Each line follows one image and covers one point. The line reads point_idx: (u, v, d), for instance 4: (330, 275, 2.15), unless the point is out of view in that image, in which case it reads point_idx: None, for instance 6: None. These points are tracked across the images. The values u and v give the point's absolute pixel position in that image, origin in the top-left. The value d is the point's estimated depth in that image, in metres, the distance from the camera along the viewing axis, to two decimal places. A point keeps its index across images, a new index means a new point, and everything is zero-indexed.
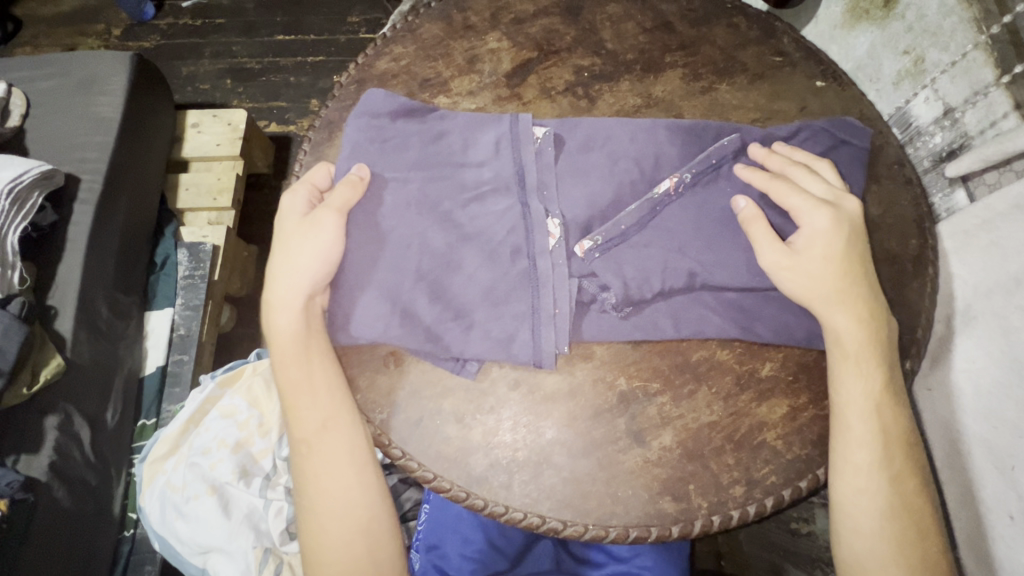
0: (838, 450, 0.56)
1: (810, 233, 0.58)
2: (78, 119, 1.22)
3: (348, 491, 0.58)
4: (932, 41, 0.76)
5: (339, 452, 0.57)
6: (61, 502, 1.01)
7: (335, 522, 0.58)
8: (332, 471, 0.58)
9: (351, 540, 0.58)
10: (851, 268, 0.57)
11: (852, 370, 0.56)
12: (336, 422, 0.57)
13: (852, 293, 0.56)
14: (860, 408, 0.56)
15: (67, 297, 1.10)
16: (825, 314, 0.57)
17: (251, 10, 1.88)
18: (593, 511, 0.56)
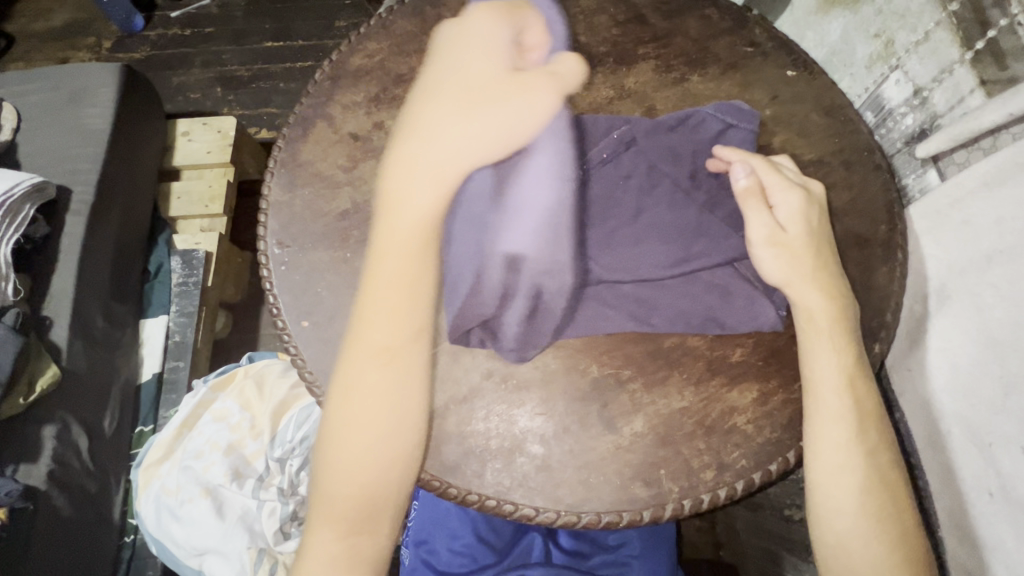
0: (814, 430, 0.56)
1: (790, 212, 0.59)
2: (68, 132, 1.24)
3: (380, 422, 0.54)
4: (900, 23, 0.77)
5: (387, 375, 0.55)
6: (60, 509, 1.02)
7: (371, 437, 0.54)
8: (374, 394, 0.54)
9: (386, 460, 0.54)
10: (821, 250, 0.59)
11: (828, 347, 0.57)
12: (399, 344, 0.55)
13: (820, 275, 0.58)
14: (834, 386, 0.56)
15: (61, 307, 1.11)
16: (805, 294, 0.57)
17: (240, 18, 1.89)
18: (566, 498, 0.56)
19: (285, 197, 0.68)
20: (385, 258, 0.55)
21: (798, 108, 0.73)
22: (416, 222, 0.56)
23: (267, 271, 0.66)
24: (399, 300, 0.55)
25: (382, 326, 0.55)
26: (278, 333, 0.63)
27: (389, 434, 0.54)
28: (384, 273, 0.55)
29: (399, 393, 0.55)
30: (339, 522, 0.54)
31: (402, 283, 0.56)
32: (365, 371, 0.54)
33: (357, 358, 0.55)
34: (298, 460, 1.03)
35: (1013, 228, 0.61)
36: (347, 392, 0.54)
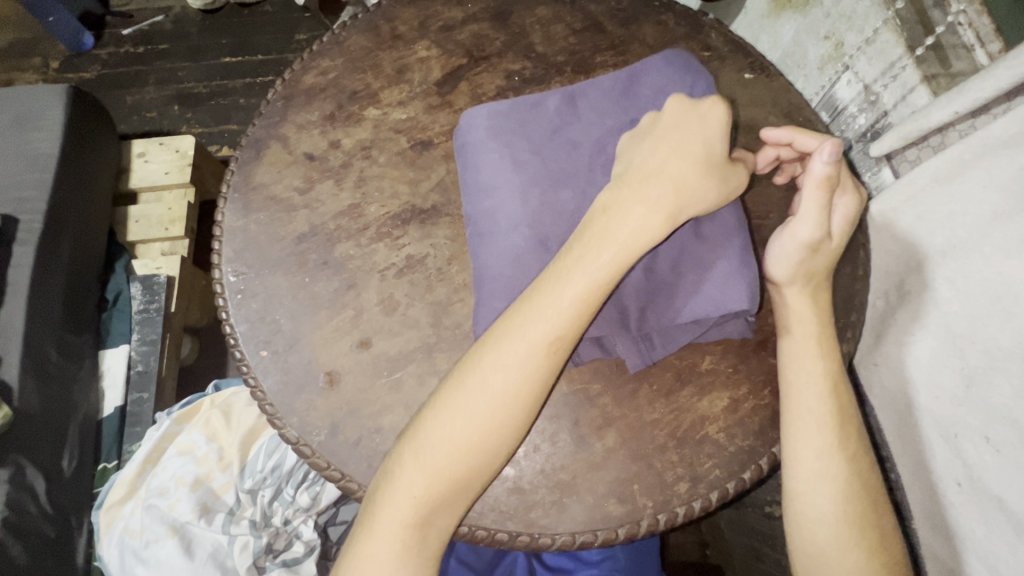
0: (793, 438, 0.56)
1: (842, 217, 0.58)
2: (12, 158, 1.18)
3: (512, 415, 0.52)
4: (848, 24, 0.79)
5: (542, 372, 0.52)
6: (16, 559, 0.96)
7: (494, 424, 0.52)
8: (517, 384, 0.52)
9: (497, 451, 0.52)
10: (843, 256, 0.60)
11: (807, 354, 0.57)
12: (566, 344, 0.53)
13: (818, 284, 0.59)
14: (810, 392, 0.56)
15: (10, 343, 1.05)
16: (800, 301, 0.58)
17: (195, 34, 1.84)
18: (539, 520, 0.55)
19: (239, 223, 0.66)
20: (586, 256, 0.53)
21: (757, 112, 0.74)
22: (637, 243, 0.53)
23: (222, 301, 0.63)
24: (583, 302, 0.52)
25: (552, 317, 0.52)
26: (236, 364, 0.61)
27: (510, 427, 0.52)
28: (584, 273, 0.53)
29: (540, 397, 0.53)
30: (424, 499, 0.51)
31: (593, 287, 0.53)
32: (513, 354, 0.52)
33: (529, 332, 0.52)
34: (271, 490, 1.00)
35: (964, 223, 0.62)
36: (500, 371, 0.52)
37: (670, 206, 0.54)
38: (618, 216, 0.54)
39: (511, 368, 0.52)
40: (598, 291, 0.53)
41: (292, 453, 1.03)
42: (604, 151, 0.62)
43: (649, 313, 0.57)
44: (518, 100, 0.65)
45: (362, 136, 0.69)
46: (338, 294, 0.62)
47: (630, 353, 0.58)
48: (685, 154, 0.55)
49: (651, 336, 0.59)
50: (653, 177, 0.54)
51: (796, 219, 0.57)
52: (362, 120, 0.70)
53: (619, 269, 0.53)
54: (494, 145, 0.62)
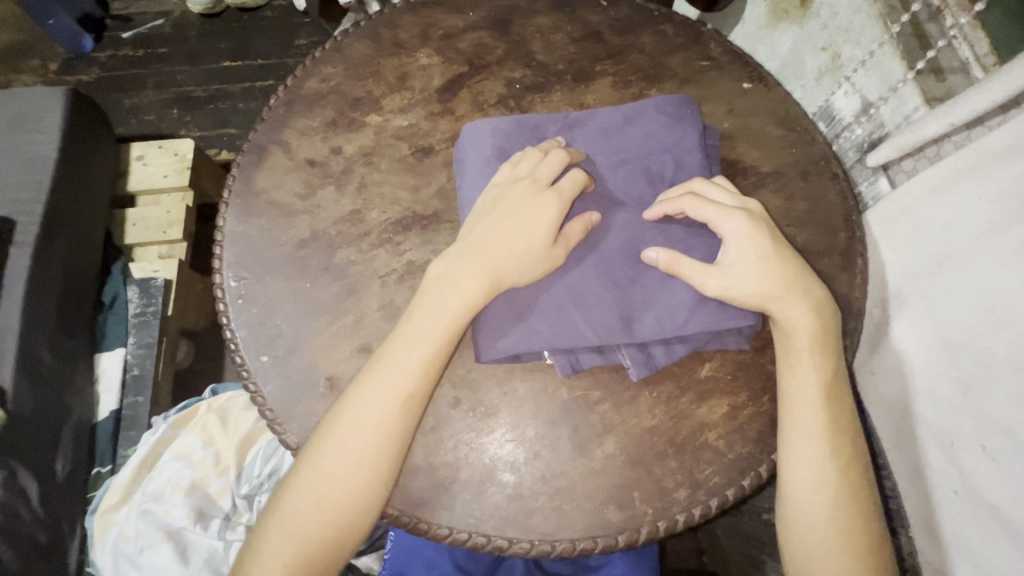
0: (790, 446, 0.56)
1: (736, 241, 0.58)
2: (8, 160, 1.18)
3: (369, 473, 0.53)
4: (845, 36, 0.80)
5: (394, 429, 0.54)
6: (6, 564, 0.95)
7: (340, 484, 0.53)
8: (375, 446, 0.53)
9: (353, 509, 0.53)
10: (795, 267, 0.58)
11: (807, 362, 0.57)
12: (417, 404, 0.55)
13: (802, 292, 0.57)
14: (808, 400, 0.56)
15: (5, 346, 1.05)
16: (794, 308, 0.57)
17: (195, 38, 1.85)
18: (539, 526, 0.55)
19: (240, 228, 0.66)
20: (415, 323, 0.56)
21: (755, 120, 0.75)
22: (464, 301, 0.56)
23: (223, 306, 0.63)
24: (420, 363, 0.55)
25: (393, 382, 0.54)
26: (236, 369, 0.61)
27: (362, 485, 0.53)
28: (412, 332, 0.56)
29: (398, 456, 0.54)
30: (297, 561, 0.53)
31: (427, 349, 0.55)
32: (348, 419, 0.54)
33: (362, 400, 0.54)
34: (268, 495, 1.00)
35: (960, 233, 0.63)
36: (345, 436, 0.54)
37: (482, 274, 0.57)
38: (439, 293, 0.57)
39: (344, 434, 0.54)
40: (439, 355, 0.56)
41: (289, 458, 1.02)
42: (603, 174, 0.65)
43: (643, 321, 0.58)
44: (518, 120, 0.66)
45: (364, 143, 0.69)
46: (339, 300, 0.63)
47: (632, 361, 0.58)
48: (502, 225, 0.58)
49: (651, 347, 0.59)
50: (475, 254, 0.57)
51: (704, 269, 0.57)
52: (364, 127, 0.70)
53: (452, 330, 0.56)
54: (496, 164, 0.64)
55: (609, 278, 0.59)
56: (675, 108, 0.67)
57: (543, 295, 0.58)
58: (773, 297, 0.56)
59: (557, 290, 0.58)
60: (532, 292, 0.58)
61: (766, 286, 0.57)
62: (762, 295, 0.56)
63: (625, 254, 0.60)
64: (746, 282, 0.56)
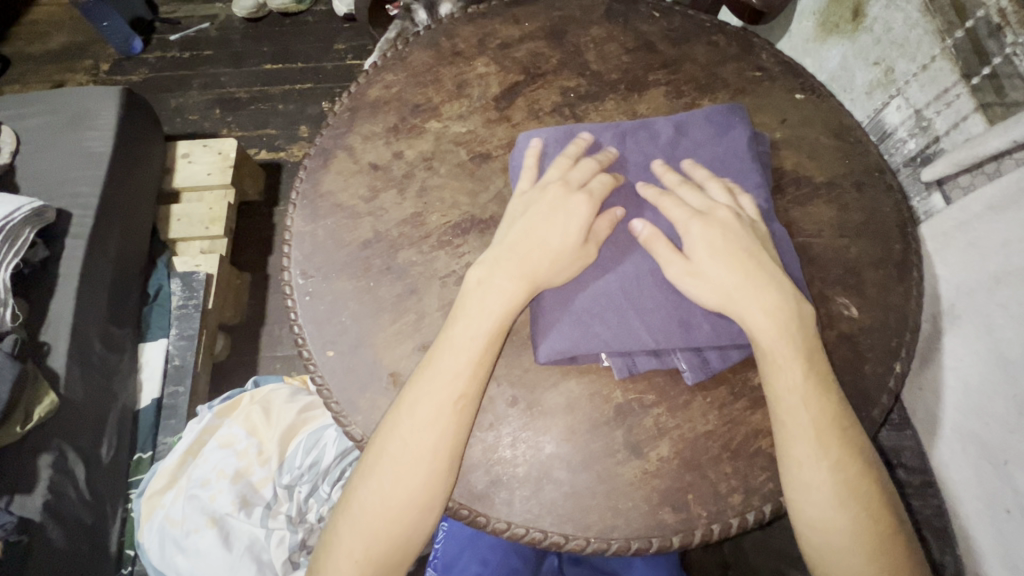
0: (795, 486, 0.54)
1: (705, 251, 0.58)
2: (67, 155, 1.24)
3: (434, 473, 0.55)
4: (899, 51, 0.80)
5: (451, 429, 0.55)
6: (56, 542, 0.99)
7: (406, 482, 0.55)
8: (434, 446, 0.55)
9: (420, 505, 0.55)
10: (749, 270, 0.57)
11: (794, 382, 0.55)
12: (469, 405, 0.56)
13: (756, 293, 0.57)
14: (799, 435, 0.54)
15: (59, 333, 1.09)
16: (741, 304, 0.57)
17: (239, 41, 1.91)
18: (595, 525, 0.56)
19: (307, 228, 0.69)
20: (464, 327, 0.58)
21: (807, 131, 0.75)
22: (498, 310, 0.58)
23: (291, 302, 0.66)
24: (469, 364, 0.57)
25: (445, 386, 0.56)
26: (302, 362, 0.63)
27: (428, 481, 0.55)
28: (463, 335, 0.57)
29: (459, 453, 0.56)
30: (366, 553, 0.55)
31: (475, 350, 0.57)
32: (410, 419, 0.56)
33: (420, 400, 0.56)
34: (307, 486, 1.02)
35: (1019, 250, 0.63)
36: (409, 436, 0.55)
37: (519, 276, 0.58)
38: (481, 298, 0.58)
39: (403, 433, 0.56)
40: (488, 355, 0.57)
41: (329, 450, 1.04)
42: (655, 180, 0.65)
43: (699, 328, 0.59)
44: (571, 128, 0.67)
45: (424, 148, 0.72)
46: (401, 299, 0.65)
47: (687, 365, 0.59)
48: (533, 228, 0.60)
49: (706, 351, 0.60)
50: (514, 258, 0.59)
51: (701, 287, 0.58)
52: (424, 132, 0.73)
53: (492, 338, 0.58)
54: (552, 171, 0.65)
55: (664, 286, 0.60)
56: (725, 117, 0.68)
57: (601, 300, 0.60)
58: (736, 301, 0.57)
59: (613, 295, 0.60)
60: (596, 301, 0.60)
61: (738, 292, 0.57)
62: (726, 298, 0.57)
63: (640, 254, 0.61)
64: (710, 286, 0.57)
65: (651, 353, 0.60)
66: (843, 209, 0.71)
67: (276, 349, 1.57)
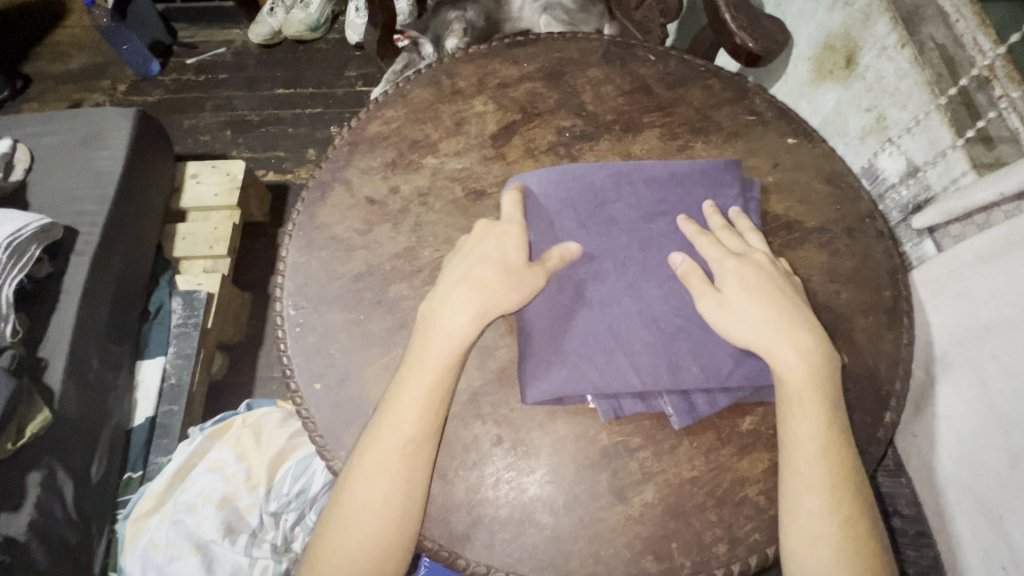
0: (791, 544, 0.53)
1: (740, 283, 0.59)
2: (79, 174, 1.27)
3: (394, 514, 0.55)
4: (891, 100, 0.82)
5: (402, 472, 0.55)
6: (37, 563, 0.98)
7: (370, 520, 0.55)
8: (386, 486, 0.55)
9: (382, 545, 0.55)
10: (784, 306, 0.58)
11: (813, 430, 0.55)
12: (418, 446, 0.55)
13: (791, 333, 0.57)
14: (811, 485, 0.54)
15: (57, 350, 1.10)
16: (780, 351, 0.56)
17: (252, 66, 1.96)
18: (576, 571, 0.55)
19: (302, 259, 0.70)
20: (418, 366, 0.57)
21: (799, 175, 0.76)
22: (446, 347, 0.58)
23: (282, 331, 0.66)
24: (425, 405, 0.56)
25: (397, 427, 0.56)
26: (290, 393, 0.64)
27: (389, 522, 0.54)
28: (414, 378, 0.57)
29: (416, 496, 0.55)
30: None
31: (429, 391, 0.57)
32: (370, 460, 0.55)
33: (380, 443, 0.56)
34: (294, 514, 1.01)
35: (1011, 301, 0.63)
36: (368, 475, 0.55)
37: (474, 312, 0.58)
38: (445, 336, 0.58)
39: (360, 473, 0.55)
40: (435, 398, 0.56)
41: (317, 479, 1.03)
42: (653, 222, 0.66)
43: (684, 374, 0.59)
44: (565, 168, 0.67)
45: (420, 183, 0.73)
46: (391, 333, 0.65)
47: (675, 410, 0.59)
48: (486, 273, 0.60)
49: (693, 396, 0.60)
50: (456, 289, 0.59)
51: (751, 329, 0.57)
52: (421, 168, 0.74)
53: (443, 378, 0.57)
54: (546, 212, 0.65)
55: (653, 331, 0.60)
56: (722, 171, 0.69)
57: (591, 343, 0.60)
58: (772, 340, 0.56)
59: (602, 335, 0.60)
60: (586, 340, 0.60)
61: (767, 328, 0.57)
62: (761, 337, 0.57)
63: (630, 295, 0.62)
64: (742, 328, 0.57)
65: (638, 397, 0.60)
66: (832, 253, 0.71)
67: (273, 370, 1.56)
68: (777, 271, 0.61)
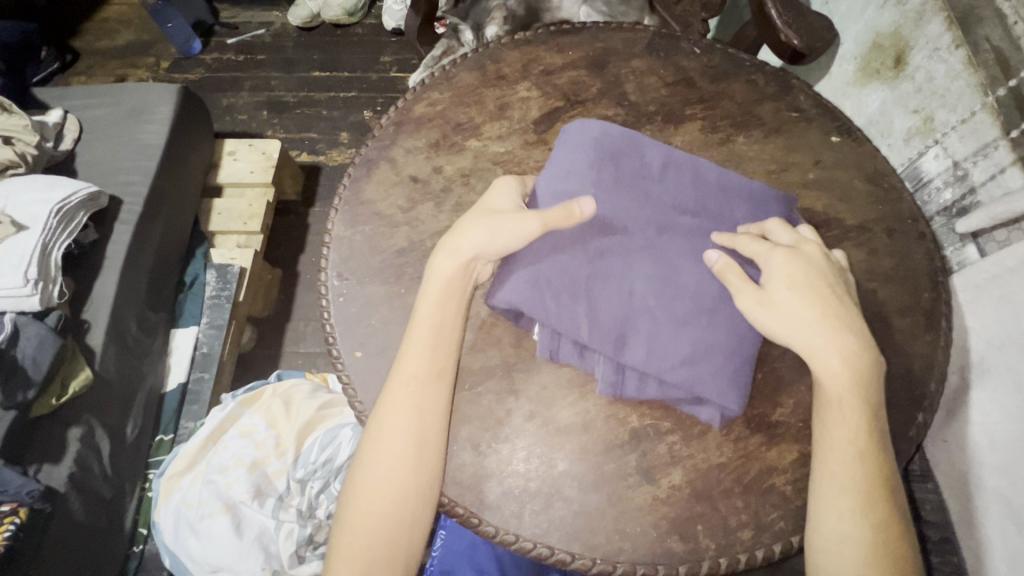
0: (817, 541, 0.54)
1: (784, 274, 0.58)
2: (125, 146, 1.31)
3: (415, 469, 0.57)
4: (940, 101, 0.80)
5: (414, 421, 0.58)
6: (75, 513, 1.03)
7: (392, 479, 0.57)
8: (406, 434, 0.58)
9: (399, 498, 0.57)
10: (827, 305, 0.57)
11: (848, 435, 0.55)
12: (421, 383, 0.59)
13: (836, 335, 0.56)
14: (844, 487, 0.54)
15: (100, 313, 1.15)
16: (819, 356, 0.56)
17: (291, 48, 2.00)
18: (602, 546, 0.57)
19: (346, 233, 0.72)
20: (419, 318, 0.61)
21: (841, 173, 0.76)
22: (436, 289, 0.60)
23: (325, 300, 0.69)
24: (433, 344, 0.60)
25: (412, 368, 0.59)
26: (331, 361, 0.66)
27: (406, 476, 0.57)
28: (418, 329, 0.60)
29: (436, 438, 0.58)
30: (359, 552, 0.58)
31: (433, 343, 0.60)
32: (393, 411, 0.59)
33: (393, 394, 0.59)
34: (320, 482, 1.05)
35: None
36: (384, 428, 0.58)
37: (458, 253, 0.60)
38: (443, 282, 0.60)
39: (376, 420, 0.59)
40: (437, 350, 0.60)
41: (344, 449, 1.06)
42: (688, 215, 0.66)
43: (658, 359, 0.60)
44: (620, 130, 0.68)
45: (463, 165, 0.75)
46: None
47: (603, 377, 0.61)
48: (499, 236, 0.59)
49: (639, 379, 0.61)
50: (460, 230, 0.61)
51: (782, 315, 0.57)
52: (464, 150, 0.76)
53: (437, 328, 0.60)
54: (587, 155, 0.66)
55: (645, 311, 0.61)
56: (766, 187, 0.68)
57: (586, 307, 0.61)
58: (814, 342, 0.56)
59: (603, 298, 0.61)
60: (575, 307, 0.60)
61: (811, 329, 0.56)
62: (802, 338, 0.57)
63: (653, 269, 0.63)
64: (780, 321, 0.57)
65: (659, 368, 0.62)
66: (871, 253, 0.71)
67: (299, 346, 1.60)
68: (828, 265, 0.60)
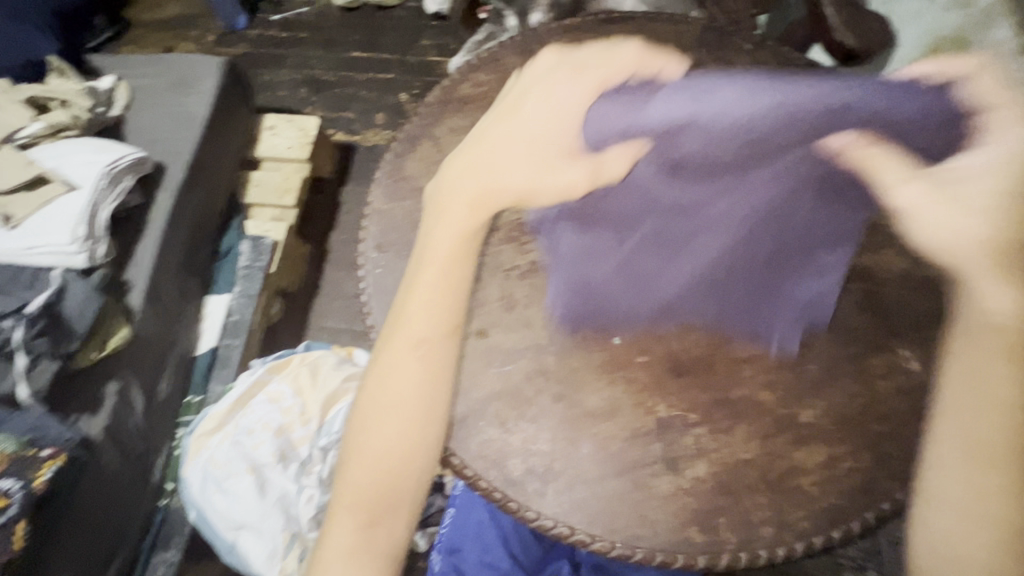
0: (947, 517, 0.51)
1: (924, 195, 0.60)
2: (171, 115, 1.35)
3: (417, 417, 0.59)
4: None
5: (425, 366, 0.61)
6: (108, 463, 1.08)
7: (397, 421, 0.59)
8: (412, 384, 0.60)
9: (408, 446, 0.59)
10: (1005, 267, 0.56)
11: (1006, 399, 0.53)
12: (433, 343, 0.62)
13: (1003, 282, 0.56)
14: (986, 461, 0.51)
15: (140, 275, 1.19)
16: (989, 297, 0.56)
17: (333, 27, 2.02)
18: (622, 529, 0.58)
19: (387, 206, 0.73)
20: (436, 261, 0.65)
21: None
22: (460, 221, 0.67)
23: (364, 271, 0.70)
24: (442, 291, 0.63)
25: (426, 320, 0.62)
26: (365, 330, 0.68)
27: (416, 419, 0.59)
28: (435, 268, 0.64)
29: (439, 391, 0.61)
30: (364, 506, 0.58)
31: (445, 285, 0.64)
32: (406, 358, 0.61)
33: (397, 343, 0.62)
34: (341, 452, 1.08)
35: None
36: (392, 373, 0.60)
37: (482, 180, 0.67)
38: (461, 204, 0.67)
39: (382, 371, 0.61)
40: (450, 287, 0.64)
41: None
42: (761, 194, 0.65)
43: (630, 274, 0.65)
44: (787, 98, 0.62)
45: None
46: None
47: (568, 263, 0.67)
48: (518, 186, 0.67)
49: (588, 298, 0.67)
50: (473, 171, 0.68)
51: (966, 231, 0.57)
52: None
53: (452, 260, 0.65)
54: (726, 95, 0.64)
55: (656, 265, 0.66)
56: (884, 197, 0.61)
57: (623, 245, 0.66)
58: (969, 265, 0.58)
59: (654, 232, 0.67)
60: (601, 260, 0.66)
61: (968, 253, 0.58)
62: (978, 262, 0.57)
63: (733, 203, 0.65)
64: (948, 235, 0.59)
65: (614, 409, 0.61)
66: (916, 261, 0.69)
67: (324, 320, 1.63)
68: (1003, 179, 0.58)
